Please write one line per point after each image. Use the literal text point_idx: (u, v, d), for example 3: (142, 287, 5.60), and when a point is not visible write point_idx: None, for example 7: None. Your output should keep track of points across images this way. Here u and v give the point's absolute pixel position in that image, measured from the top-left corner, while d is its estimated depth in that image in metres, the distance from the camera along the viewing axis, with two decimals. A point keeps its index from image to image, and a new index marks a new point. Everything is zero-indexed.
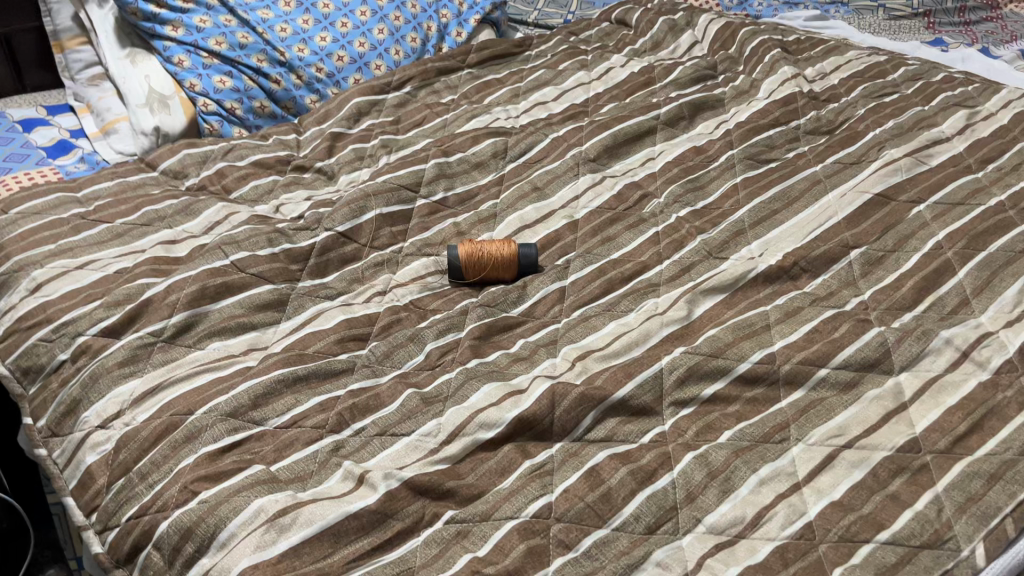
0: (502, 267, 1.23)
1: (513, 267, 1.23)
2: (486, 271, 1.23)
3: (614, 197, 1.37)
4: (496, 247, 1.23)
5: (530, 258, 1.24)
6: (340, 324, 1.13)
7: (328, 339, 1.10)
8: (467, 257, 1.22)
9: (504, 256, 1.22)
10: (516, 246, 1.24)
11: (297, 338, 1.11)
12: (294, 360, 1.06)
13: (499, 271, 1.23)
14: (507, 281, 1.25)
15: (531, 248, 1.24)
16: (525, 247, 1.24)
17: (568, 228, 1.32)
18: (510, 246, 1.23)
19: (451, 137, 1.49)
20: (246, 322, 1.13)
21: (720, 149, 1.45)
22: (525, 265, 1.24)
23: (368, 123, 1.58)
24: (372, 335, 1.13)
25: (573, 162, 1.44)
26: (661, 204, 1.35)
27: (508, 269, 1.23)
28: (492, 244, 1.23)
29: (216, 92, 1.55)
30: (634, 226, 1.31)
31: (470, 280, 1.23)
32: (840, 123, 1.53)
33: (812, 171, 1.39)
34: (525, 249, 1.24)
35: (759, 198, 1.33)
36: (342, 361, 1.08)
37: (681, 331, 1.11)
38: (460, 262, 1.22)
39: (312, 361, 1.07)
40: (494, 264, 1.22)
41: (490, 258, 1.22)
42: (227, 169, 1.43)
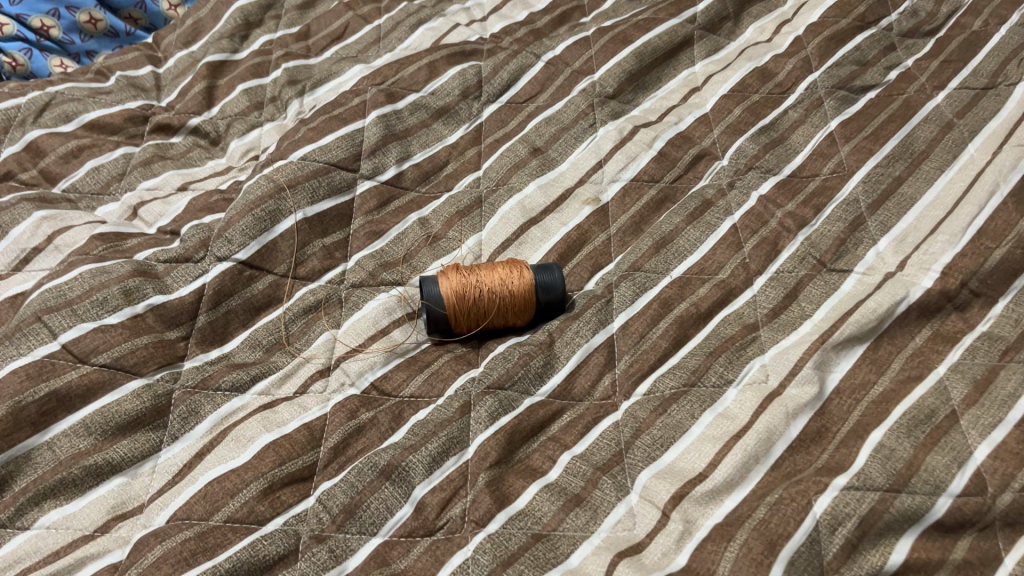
0: (509, 309, 0.78)
1: (527, 308, 0.78)
2: (489, 318, 0.78)
3: (656, 163, 0.92)
4: (500, 278, 0.78)
5: (556, 291, 0.79)
6: (264, 454, 0.68)
7: (249, 491, 0.65)
8: (453, 297, 0.77)
9: (514, 292, 0.77)
10: (532, 273, 0.79)
11: (192, 493, 0.65)
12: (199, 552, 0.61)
13: (506, 315, 0.78)
14: (518, 326, 0.80)
15: (554, 271, 0.80)
16: (546, 271, 0.79)
17: (595, 222, 0.87)
18: (521, 275, 0.78)
19: (396, 67, 0.98)
20: (99, 463, 0.66)
21: (794, 73, 0.99)
22: (548, 303, 0.79)
23: (262, 40, 1.05)
24: (321, 466, 0.68)
25: (585, 103, 0.97)
26: (726, 172, 0.91)
27: (520, 312, 0.78)
28: (493, 271, 0.78)
29: (13, 3, 0.99)
30: (696, 216, 0.86)
31: (459, 331, 0.78)
32: (946, 16, 1.08)
33: (934, 106, 0.95)
34: (545, 276, 0.79)
35: (872, 160, 0.90)
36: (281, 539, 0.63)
37: (815, 425, 0.70)
38: (442, 307, 0.77)
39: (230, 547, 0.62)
40: (496, 307, 0.77)
41: (490, 295, 0.77)
42: (46, 141, 0.90)
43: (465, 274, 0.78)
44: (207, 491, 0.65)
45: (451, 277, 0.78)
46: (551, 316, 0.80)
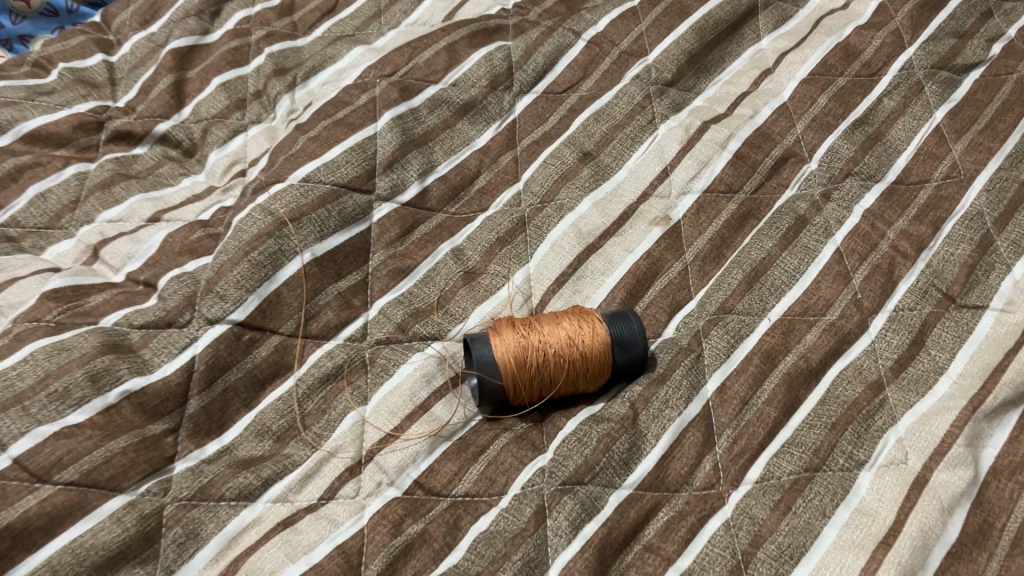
0: (581, 374, 0.62)
1: (602, 371, 0.63)
2: (556, 388, 0.63)
3: (733, 169, 0.76)
4: (568, 336, 0.62)
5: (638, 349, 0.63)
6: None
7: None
8: (511, 364, 0.61)
9: (587, 355, 0.62)
10: (606, 326, 0.63)
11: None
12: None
13: (576, 381, 0.63)
14: (590, 393, 0.65)
15: (632, 322, 0.64)
16: (622, 322, 0.64)
17: (667, 248, 0.72)
18: (594, 330, 0.62)
19: (408, 52, 0.80)
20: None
21: (883, 51, 0.83)
22: (628, 364, 0.63)
23: (236, 18, 0.86)
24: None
25: (640, 94, 0.80)
26: (818, 178, 0.75)
27: (593, 377, 0.63)
28: (558, 327, 0.63)
29: None
30: (790, 238, 0.71)
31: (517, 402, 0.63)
32: None
33: None
34: (623, 330, 0.63)
35: (993, 160, 0.74)
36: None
37: (976, 521, 0.56)
38: (498, 376, 0.61)
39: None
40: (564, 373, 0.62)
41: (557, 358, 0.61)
42: None
43: (523, 331, 0.62)
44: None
45: (506, 337, 0.62)
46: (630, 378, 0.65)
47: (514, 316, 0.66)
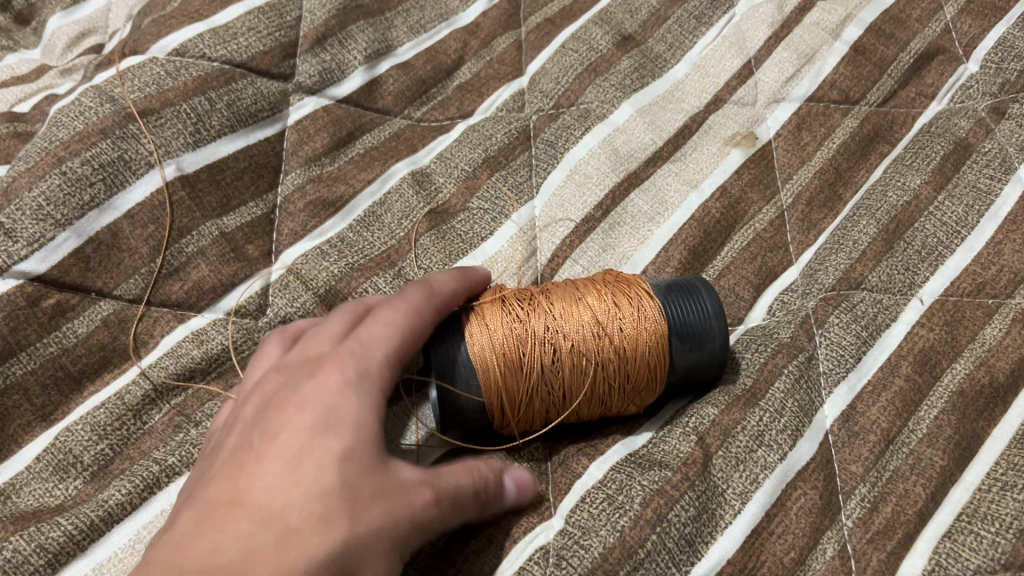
0: (621, 389, 0.37)
1: (655, 384, 0.37)
2: (575, 409, 0.37)
3: (848, 69, 0.50)
4: (595, 323, 0.36)
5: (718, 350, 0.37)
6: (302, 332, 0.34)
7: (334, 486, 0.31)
8: (498, 369, 0.35)
9: (627, 357, 0.36)
10: (664, 308, 0.37)
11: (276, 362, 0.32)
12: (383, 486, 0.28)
13: (612, 397, 0.37)
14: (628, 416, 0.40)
15: (706, 300, 0.38)
16: (692, 302, 0.37)
17: (752, 185, 0.46)
18: (641, 313, 0.36)
19: None
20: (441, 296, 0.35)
21: None
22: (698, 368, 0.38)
23: None
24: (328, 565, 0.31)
25: None
26: (983, 84, 0.48)
27: (640, 394, 0.37)
28: (577, 305, 0.37)
29: None
30: (947, 172, 0.45)
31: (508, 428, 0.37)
32: None
33: None
34: (690, 314, 0.37)
35: None
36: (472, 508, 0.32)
37: None
38: (474, 390, 0.35)
39: (446, 478, 0.31)
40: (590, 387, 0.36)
41: (578, 362, 0.36)
42: None
43: (519, 313, 0.36)
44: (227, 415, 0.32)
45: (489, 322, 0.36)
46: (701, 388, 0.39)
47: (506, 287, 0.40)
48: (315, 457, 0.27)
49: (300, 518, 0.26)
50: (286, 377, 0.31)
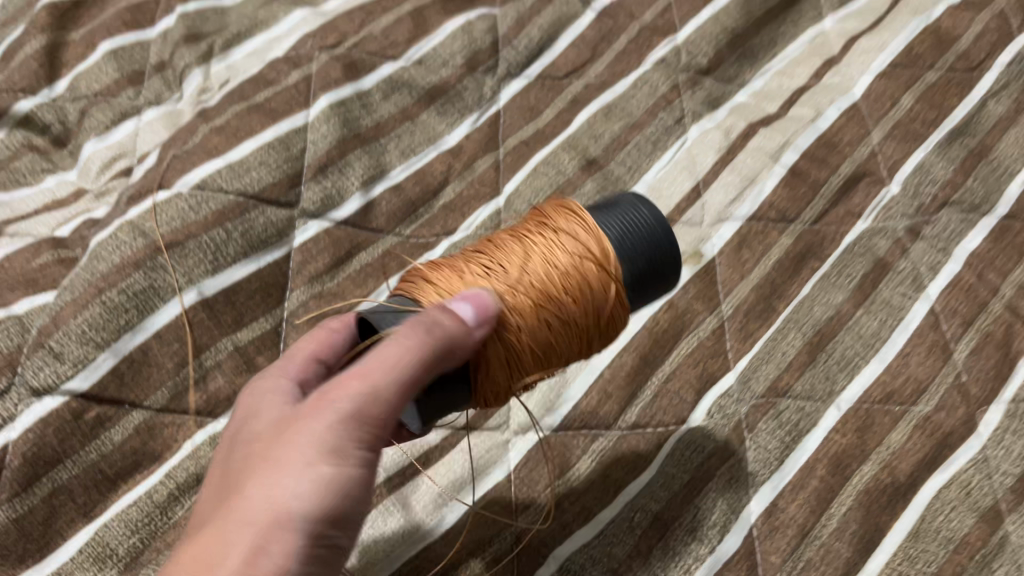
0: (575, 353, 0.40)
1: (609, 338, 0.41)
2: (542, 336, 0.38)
3: (786, 191, 0.57)
4: (556, 241, 0.39)
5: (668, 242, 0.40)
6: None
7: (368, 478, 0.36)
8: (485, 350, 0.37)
9: (585, 295, 0.38)
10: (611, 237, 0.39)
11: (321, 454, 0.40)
12: (317, 407, 0.31)
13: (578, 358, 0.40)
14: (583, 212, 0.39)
15: (643, 211, 0.40)
16: (631, 212, 0.40)
17: (699, 297, 0.52)
18: (597, 224, 0.39)
19: (359, 17, 0.61)
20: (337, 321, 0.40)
21: (987, 37, 0.63)
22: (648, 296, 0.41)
23: None
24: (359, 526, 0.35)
25: (666, 83, 0.61)
26: (902, 207, 0.56)
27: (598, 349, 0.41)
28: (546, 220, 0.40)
29: None
30: (865, 291, 0.52)
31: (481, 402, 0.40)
32: None
33: None
34: (633, 213, 0.40)
35: None
36: (412, 357, 0.33)
37: None
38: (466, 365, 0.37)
39: (358, 355, 0.32)
40: (549, 288, 0.38)
41: (551, 282, 0.38)
42: None
43: (497, 252, 0.39)
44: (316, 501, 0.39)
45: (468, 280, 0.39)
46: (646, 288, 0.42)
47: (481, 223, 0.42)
48: (239, 457, 0.32)
49: (225, 496, 0.30)
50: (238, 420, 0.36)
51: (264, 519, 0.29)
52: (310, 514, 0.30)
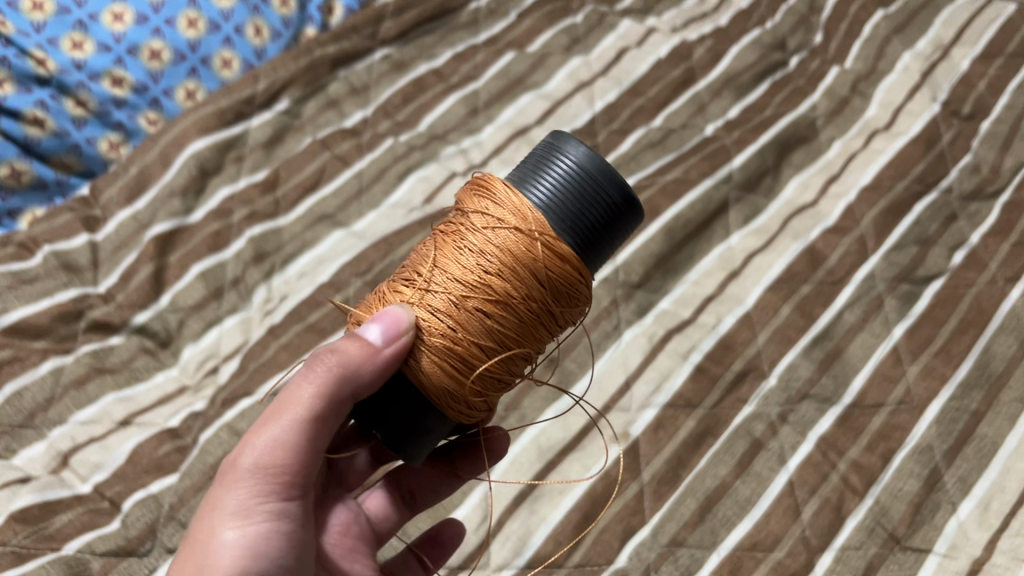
0: (539, 296, 0.53)
1: (575, 299, 0.54)
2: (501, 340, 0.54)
3: (693, 383, 0.78)
4: (486, 209, 0.54)
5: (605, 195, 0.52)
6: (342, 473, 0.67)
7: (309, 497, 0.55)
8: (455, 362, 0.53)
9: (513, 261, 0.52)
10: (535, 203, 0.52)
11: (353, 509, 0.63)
12: (235, 480, 0.51)
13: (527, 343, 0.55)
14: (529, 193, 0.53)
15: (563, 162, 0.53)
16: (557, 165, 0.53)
17: (626, 468, 0.73)
18: (523, 185, 0.53)
19: (384, 247, 0.88)
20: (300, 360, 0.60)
21: (848, 258, 0.86)
22: (598, 240, 0.53)
23: (220, 195, 0.89)
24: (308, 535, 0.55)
25: (607, 297, 0.83)
26: (776, 397, 0.77)
27: (558, 309, 0.55)
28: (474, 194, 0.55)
29: None
30: (744, 465, 0.73)
31: (459, 417, 0.55)
32: (1011, 172, 0.94)
33: (1010, 308, 0.82)
34: (564, 163, 0.52)
35: (944, 389, 0.77)
36: (308, 413, 0.51)
37: None
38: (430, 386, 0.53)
39: (258, 430, 0.52)
40: (501, 265, 0.52)
41: (492, 280, 0.53)
42: None
43: (425, 260, 0.55)
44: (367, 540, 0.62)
45: (417, 295, 0.54)
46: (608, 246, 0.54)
47: (434, 228, 0.59)
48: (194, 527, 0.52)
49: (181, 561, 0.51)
50: None
51: (196, 574, 0.49)
52: (225, 565, 0.49)
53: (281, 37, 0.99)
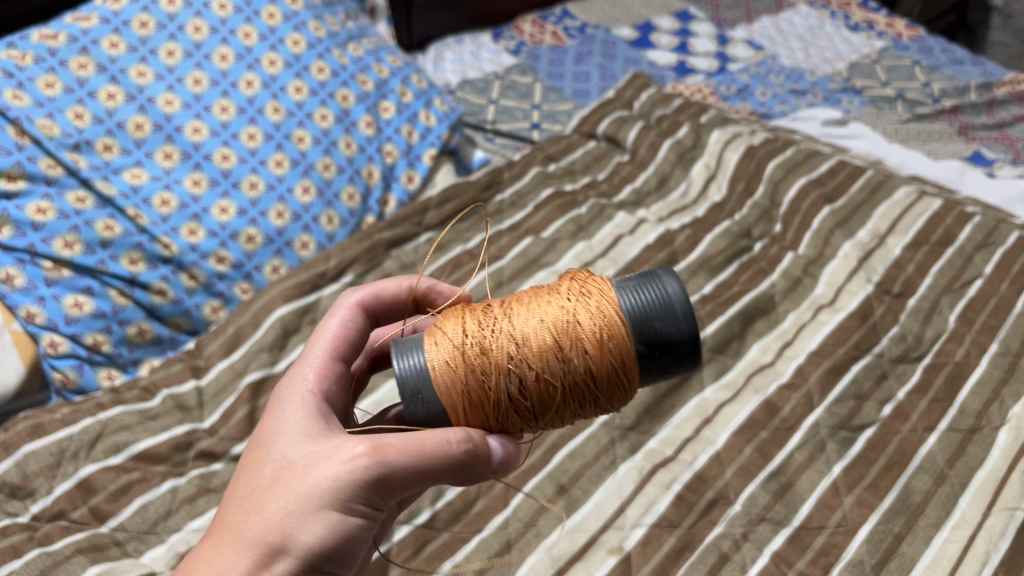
0: (563, 310, 0.75)
1: (600, 316, 0.73)
2: (515, 386, 0.74)
3: (675, 507, 0.97)
4: (580, 302, 0.75)
5: (672, 287, 0.73)
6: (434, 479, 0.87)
7: None
8: (472, 384, 0.73)
9: (575, 346, 0.73)
10: (622, 306, 0.73)
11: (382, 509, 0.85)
12: (332, 473, 0.63)
13: (544, 347, 0.74)
14: (619, 300, 0.74)
15: (670, 290, 0.73)
16: (663, 290, 0.73)
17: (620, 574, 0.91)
18: (618, 294, 0.74)
19: None
20: (369, 319, 0.84)
21: (798, 409, 1.08)
22: (646, 310, 0.72)
23: (298, 349, 1.12)
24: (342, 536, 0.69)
25: (606, 437, 1.05)
26: (738, 521, 0.97)
27: (583, 339, 0.73)
28: (584, 279, 0.79)
29: (69, 322, 1.04)
30: (714, 573, 0.91)
31: (449, 342, 0.74)
32: (930, 342, 1.17)
33: (926, 452, 1.03)
34: (660, 290, 0.73)
35: (873, 515, 0.96)
36: (422, 457, 0.65)
37: None
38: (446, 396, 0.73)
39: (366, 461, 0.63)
40: (557, 346, 0.74)
41: (551, 354, 0.74)
42: (98, 477, 0.94)
43: (514, 314, 0.76)
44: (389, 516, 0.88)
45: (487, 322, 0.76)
46: (660, 332, 0.72)
47: (540, 290, 0.80)
48: (263, 505, 0.64)
49: (258, 532, 0.62)
50: (248, 482, 0.67)
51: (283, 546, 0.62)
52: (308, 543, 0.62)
53: (346, 224, 1.29)
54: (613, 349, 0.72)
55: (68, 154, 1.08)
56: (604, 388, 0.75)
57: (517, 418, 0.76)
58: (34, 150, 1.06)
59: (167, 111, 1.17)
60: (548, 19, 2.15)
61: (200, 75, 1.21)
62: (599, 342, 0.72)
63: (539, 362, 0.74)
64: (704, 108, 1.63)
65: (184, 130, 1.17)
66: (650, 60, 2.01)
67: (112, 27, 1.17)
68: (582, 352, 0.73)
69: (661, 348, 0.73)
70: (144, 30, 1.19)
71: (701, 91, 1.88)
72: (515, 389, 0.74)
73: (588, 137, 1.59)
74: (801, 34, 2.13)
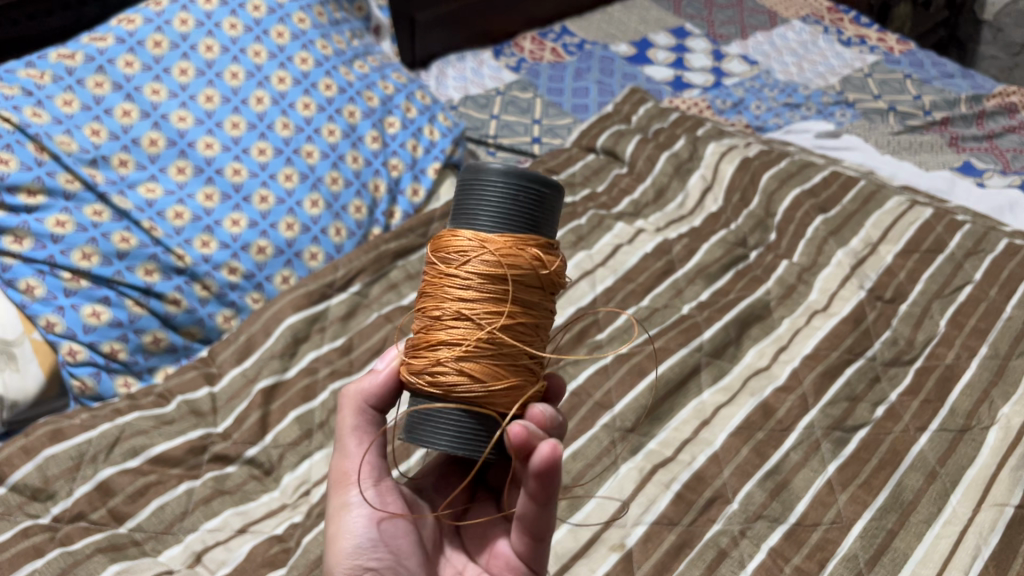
0: (462, 275, 0.71)
1: (482, 248, 0.70)
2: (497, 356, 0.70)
3: (674, 506, 1.00)
4: (460, 252, 0.71)
5: (492, 175, 0.70)
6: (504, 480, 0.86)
7: (394, 487, 0.80)
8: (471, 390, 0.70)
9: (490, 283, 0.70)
10: (490, 224, 0.71)
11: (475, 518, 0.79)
12: (332, 501, 0.78)
13: (468, 319, 0.71)
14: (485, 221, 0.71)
15: (493, 183, 0.70)
16: (492, 182, 0.70)
17: (621, 570, 0.94)
18: (480, 216, 0.71)
19: None
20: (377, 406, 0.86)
21: (793, 411, 1.11)
22: (507, 209, 0.71)
23: (308, 356, 1.15)
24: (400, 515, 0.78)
25: (608, 438, 1.08)
26: (736, 519, 1.00)
27: (490, 282, 0.70)
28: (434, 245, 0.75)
29: (87, 331, 1.07)
30: (712, 568, 0.94)
31: (428, 386, 0.71)
32: (921, 345, 1.20)
33: (918, 451, 1.06)
34: (491, 186, 0.71)
35: (867, 511, 0.99)
36: (348, 423, 0.79)
37: None
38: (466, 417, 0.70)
39: (336, 461, 0.80)
40: (489, 295, 0.71)
41: (489, 303, 0.71)
42: (116, 479, 0.97)
43: (434, 312, 0.73)
44: (496, 551, 0.81)
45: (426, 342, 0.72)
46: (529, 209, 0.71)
47: (426, 274, 0.75)
48: None
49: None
50: None
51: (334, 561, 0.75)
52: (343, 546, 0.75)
53: (354, 236, 1.32)
54: (522, 257, 0.70)
55: (86, 169, 1.12)
56: (542, 281, 0.73)
57: (529, 362, 0.73)
58: (52, 165, 1.10)
59: (180, 127, 1.21)
60: (547, 37, 2.20)
61: (211, 92, 1.25)
62: (506, 262, 0.70)
63: (485, 319, 0.70)
64: (699, 122, 1.67)
65: (196, 145, 1.21)
66: (647, 75, 2.05)
67: (127, 46, 1.21)
68: (503, 282, 0.70)
69: (536, 210, 0.72)
70: (158, 49, 1.23)
71: (697, 105, 1.92)
72: (504, 354, 0.71)
73: (587, 150, 1.63)
74: (795, 49, 2.18)
